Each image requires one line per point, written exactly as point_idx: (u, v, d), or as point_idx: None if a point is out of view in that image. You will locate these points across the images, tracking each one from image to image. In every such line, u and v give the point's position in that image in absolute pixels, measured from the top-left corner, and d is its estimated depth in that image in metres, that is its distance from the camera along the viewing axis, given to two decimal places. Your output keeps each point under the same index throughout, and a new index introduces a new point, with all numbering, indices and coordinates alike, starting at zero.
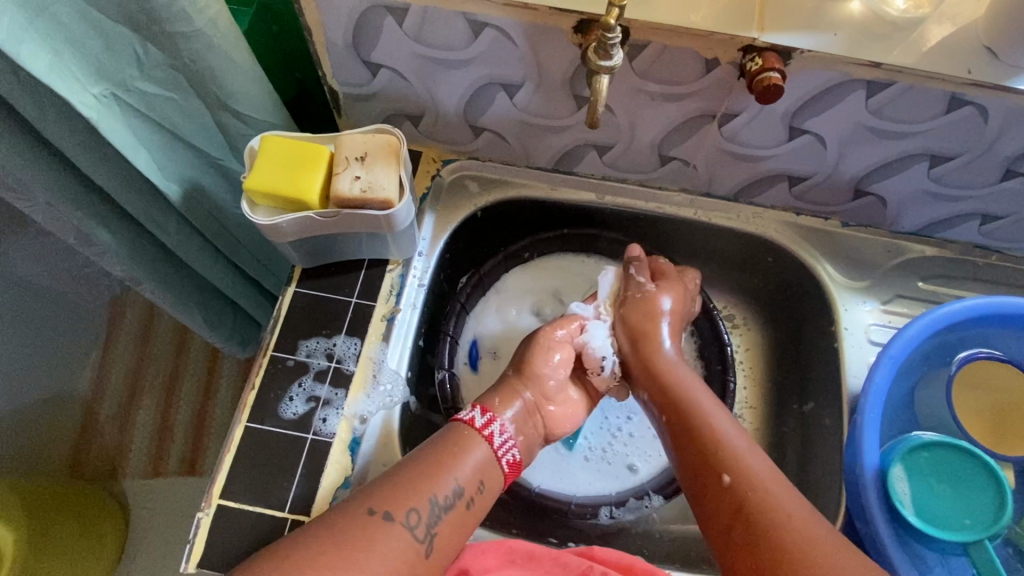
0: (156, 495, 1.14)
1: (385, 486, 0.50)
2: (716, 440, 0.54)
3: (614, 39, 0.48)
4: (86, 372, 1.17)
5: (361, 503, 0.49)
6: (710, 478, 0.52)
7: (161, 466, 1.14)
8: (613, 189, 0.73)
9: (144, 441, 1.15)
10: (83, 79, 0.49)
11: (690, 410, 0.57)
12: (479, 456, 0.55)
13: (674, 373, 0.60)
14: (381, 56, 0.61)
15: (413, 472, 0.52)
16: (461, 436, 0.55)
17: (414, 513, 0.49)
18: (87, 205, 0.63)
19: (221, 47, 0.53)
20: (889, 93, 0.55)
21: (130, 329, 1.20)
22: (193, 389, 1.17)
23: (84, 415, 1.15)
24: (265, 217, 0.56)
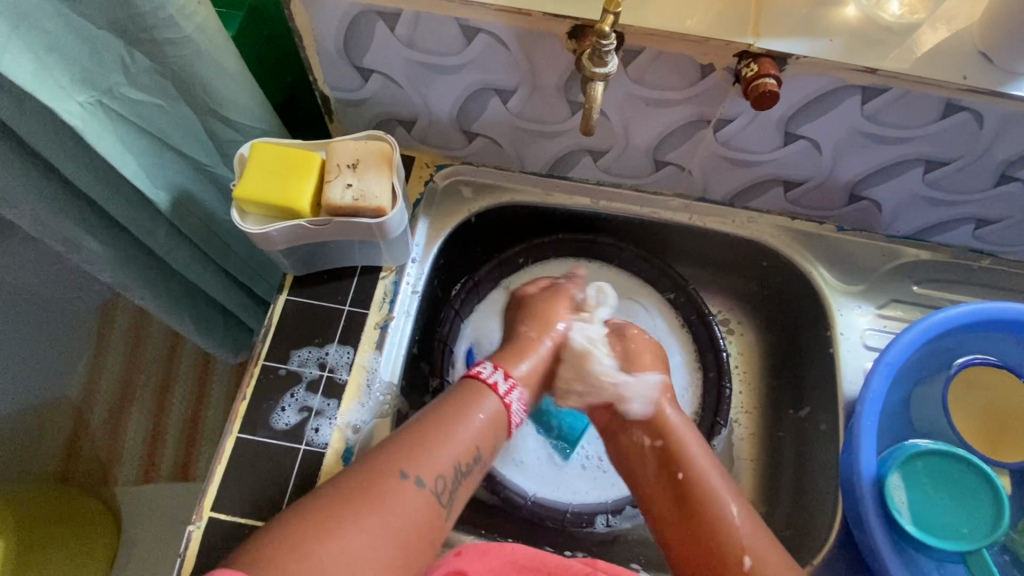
0: (146, 499, 1.12)
1: (411, 447, 0.51)
2: (719, 516, 0.55)
3: (609, 45, 0.47)
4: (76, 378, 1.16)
5: (393, 467, 0.50)
6: (726, 556, 0.53)
7: (152, 471, 1.13)
8: (607, 194, 0.73)
9: (135, 446, 1.14)
10: (69, 87, 0.48)
11: (703, 489, 0.56)
12: (494, 410, 0.56)
13: (684, 438, 0.59)
14: (373, 61, 0.60)
15: (438, 439, 0.52)
16: (481, 395, 0.56)
17: (440, 478, 0.51)
18: (73, 213, 0.61)
19: (209, 53, 0.52)
20: (884, 99, 0.55)
21: (122, 335, 1.19)
22: (186, 394, 1.16)
23: (74, 420, 1.15)
24: (255, 226, 0.56)
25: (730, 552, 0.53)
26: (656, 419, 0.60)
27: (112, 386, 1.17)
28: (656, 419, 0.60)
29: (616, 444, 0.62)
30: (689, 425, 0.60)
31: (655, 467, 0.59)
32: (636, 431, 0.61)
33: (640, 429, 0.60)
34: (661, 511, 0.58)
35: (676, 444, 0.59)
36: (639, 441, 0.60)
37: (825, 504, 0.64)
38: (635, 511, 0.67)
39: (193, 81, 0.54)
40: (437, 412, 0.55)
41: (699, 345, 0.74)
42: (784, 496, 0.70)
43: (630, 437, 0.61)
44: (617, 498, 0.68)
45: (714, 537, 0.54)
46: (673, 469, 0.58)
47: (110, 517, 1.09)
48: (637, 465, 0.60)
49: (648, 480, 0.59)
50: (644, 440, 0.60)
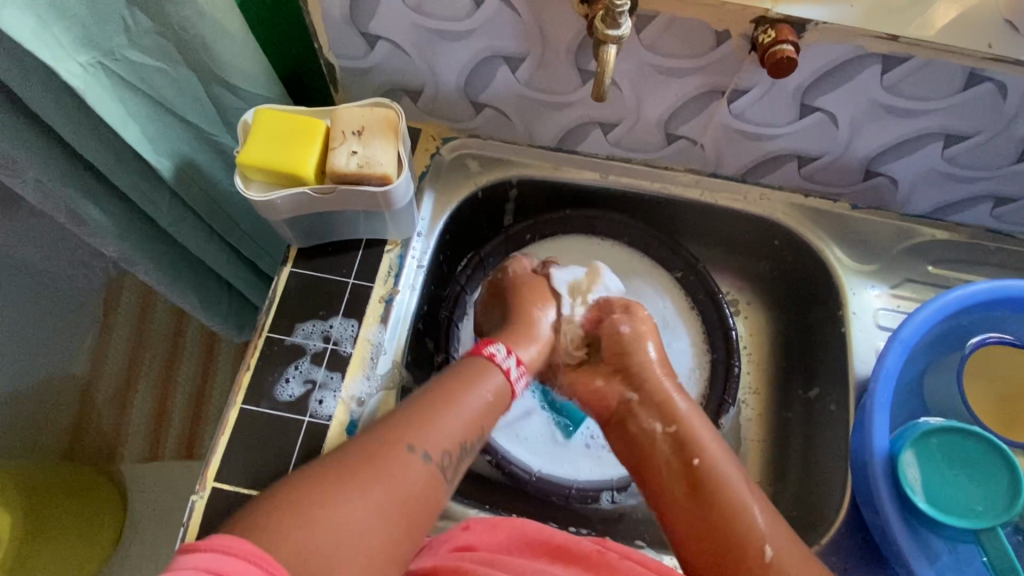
0: (150, 477, 1.17)
1: (418, 421, 0.51)
2: (741, 514, 0.53)
3: (623, 6, 0.45)
4: (84, 352, 1.21)
5: (399, 440, 0.49)
6: (746, 550, 0.51)
7: (158, 449, 1.19)
8: (617, 169, 0.71)
9: (142, 423, 1.20)
10: (69, 47, 0.47)
11: (717, 474, 0.55)
12: (500, 386, 0.57)
13: (695, 422, 0.58)
14: (379, 27, 0.59)
15: (441, 413, 0.52)
16: (487, 369, 0.57)
17: (446, 454, 0.50)
18: (77, 181, 0.61)
19: (213, 15, 0.51)
20: (904, 69, 0.53)
21: (127, 311, 1.25)
22: (190, 373, 1.23)
23: (81, 397, 1.21)
24: (259, 192, 0.55)
25: (749, 544, 0.52)
26: (666, 403, 0.59)
27: (118, 362, 1.23)
28: (666, 405, 0.59)
29: (622, 432, 0.60)
30: (699, 412, 0.59)
31: (668, 453, 0.57)
32: (647, 416, 0.59)
33: (650, 413, 0.59)
34: (674, 504, 0.55)
35: (688, 430, 0.57)
36: (648, 427, 0.59)
37: (833, 484, 0.63)
38: None
39: (197, 44, 0.53)
40: (441, 389, 0.54)
41: (708, 325, 0.73)
42: (792, 477, 0.69)
43: (641, 424, 0.59)
44: (621, 476, 0.66)
45: (732, 530, 0.52)
46: (689, 456, 0.56)
47: (117, 496, 1.13)
48: (647, 453, 0.58)
49: (659, 467, 0.57)
50: (654, 426, 0.58)
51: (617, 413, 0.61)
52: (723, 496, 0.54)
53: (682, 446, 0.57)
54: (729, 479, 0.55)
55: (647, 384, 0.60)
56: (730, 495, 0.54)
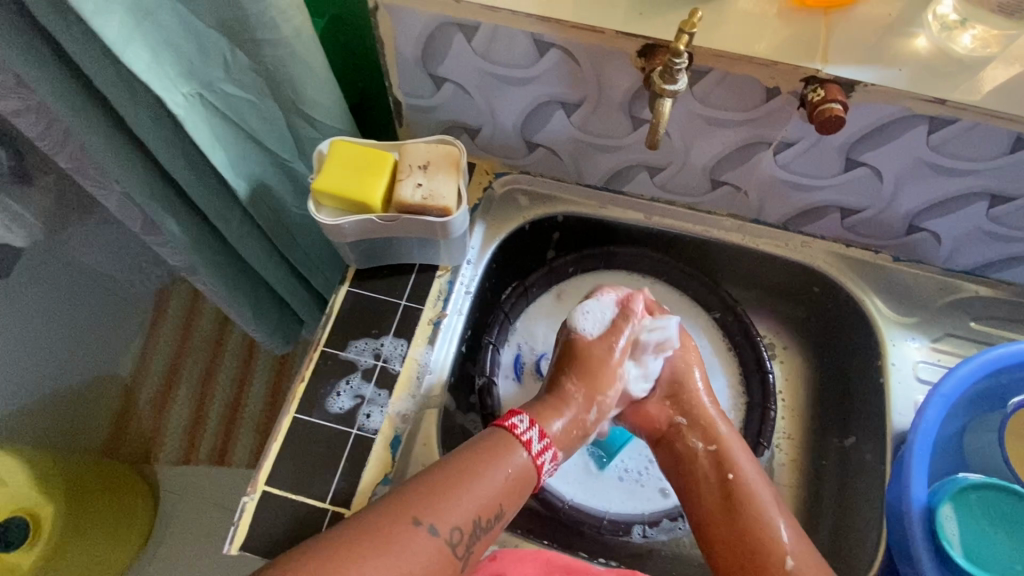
0: (184, 479, 1.32)
1: (431, 495, 0.51)
2: (767, 522, 0.56)
3: (682, 64, 0.48)
4: (129, 356, 1.38)
5: (410, 516, 0.50)
6: (768, 556, 0.54)
7: (191, 453, 1.32)
8: (660, 210, 0.74)
9: (177, 428, 1.34)
10: (175, 79, 0.52)
11: (749, 488, 0.58)
12: (522, 464, 0.56)
13: (735, 444, 0.61)
14: (447, 70, 0.63)
15: (460, 481, 0.53)
16: (512, 447, 0.56)
17: (455, 530, 0.51)
18: (162, 197, 0.66)
19: (302, 54, 0.56)
20: (949, 131, 0.55)
21: (173, 317, 1.41)
22: (227, 383, 1.37)
23: (125, 395, 1.36)
24: (329, 217, 0.59)
25: (772, 550, 0.54)
26: (709, 425, 0.62)
27: (160, 367, 1.38)
28: (710, 426, 0.62)
29: (670, 451, 0.63)
30: (739, 436, 0.62)
31: (706, 468, 0.60)
32: (692, 436, 0.62)
33: (694, 432, 0.62)
34: (708, 515, 0.58)
35: (726, 449, 0.60)
36: (691, 446, 0.62)
37: (867, 535, 0.63)
38: (672, 524, 0.66)
39: (284, 80, 0.57)
40: (460, 459, 0.54)
41: (745, 366, 0.74)
42: (825, 526, 0.69)
43: (686, 443, 0.62)
44: (652, 511, 0.67)
45: (758, 538, 0.55)
46: (724, 471, 0.59)
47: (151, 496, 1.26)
48: (688, 469, 0.61)
49: (698, 481, 0.60)
50: (697, 444, 0.62)
51: (665, 434, 0.64)
52: (751, 514, 0.56)
53: (720, 464, 0.60)
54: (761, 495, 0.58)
55: (695, 410, 0.63)
56: (759, 514, 0.56)
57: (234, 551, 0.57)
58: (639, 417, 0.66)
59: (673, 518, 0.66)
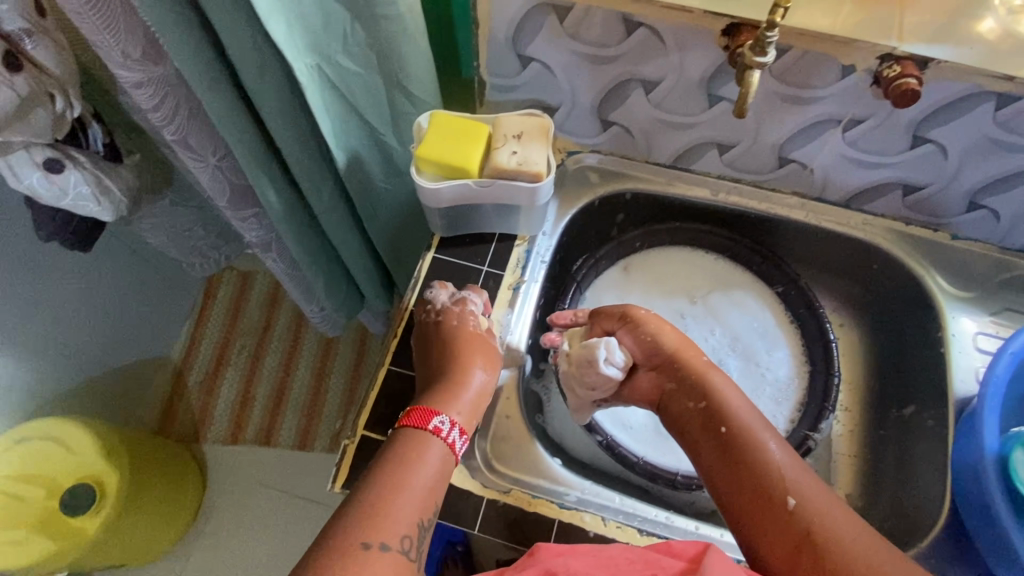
0: (231, 457, 1.37)
1: (367, 517, 0.49)
2: (763, 464, 0.55)
3: (773, 37, 0.52)
4: (180, 339, 1.46)
5: (354, 543, 0.48)
6: (771, 499, 0.53)
7: (238, 433, 1.38)
8: (727, 188, 0.77)
9: (225, 408, 1.41)
10: (303, 50, 0.57)
11: (745, 437, 0.56)
12: (442, 454, 0.56)
13: (725, 395, 0.59)
14: (536, 50, 0.68)
15: (392, 491, 0.51)
16: (424, 437, 0.56)
17: (404, 539, 0.50)
18: (265, 166, 0.72)
19: (412, 31, 0.61)
20: (1018, 106, 0.59)
21: (222, 303, 1.49)
22: (274, 367, 1.43)
23: (175, 379, 1.44)
24: (429, 181, 0.64)
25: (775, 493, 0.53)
26: (698, 381, 0.61)
27: (210, 349, 1.46)
28: (697, 382, 0.61)
29: (668, 415, 0.63)
30: (730, 385, 0.61)
31: (701, 425, 0.59)
32: (682, 397, 0.61)
33: (684, 393, 0.61)
34: (711, 470, 0.57)
35: (717, 402, 0.59)
36: (685, 407, 0.61)
37: (927, 497, 0.66)
38: None
39: (393, 55, 0.62)
40: (383, 476, 0.52)
41: (806, 338, 0.77)
42: (884, 491, 0.72)
43: (680, 406, 0.61)
44: None
45: (759, 481, 0.54)
46: (717, 425, 0.58)
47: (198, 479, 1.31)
48: (686, 429, 0.60)
49: (695, 439, 0.59)
50: (689, 404, 0.61)
51: (661, 399, 0.63)
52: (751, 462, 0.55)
53: (711, 417, 0.59)
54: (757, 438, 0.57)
55: (681, 367, 0.62)
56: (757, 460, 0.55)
57: (337, 490, 0.61)
58: (632, 393, 0.65)
59: None
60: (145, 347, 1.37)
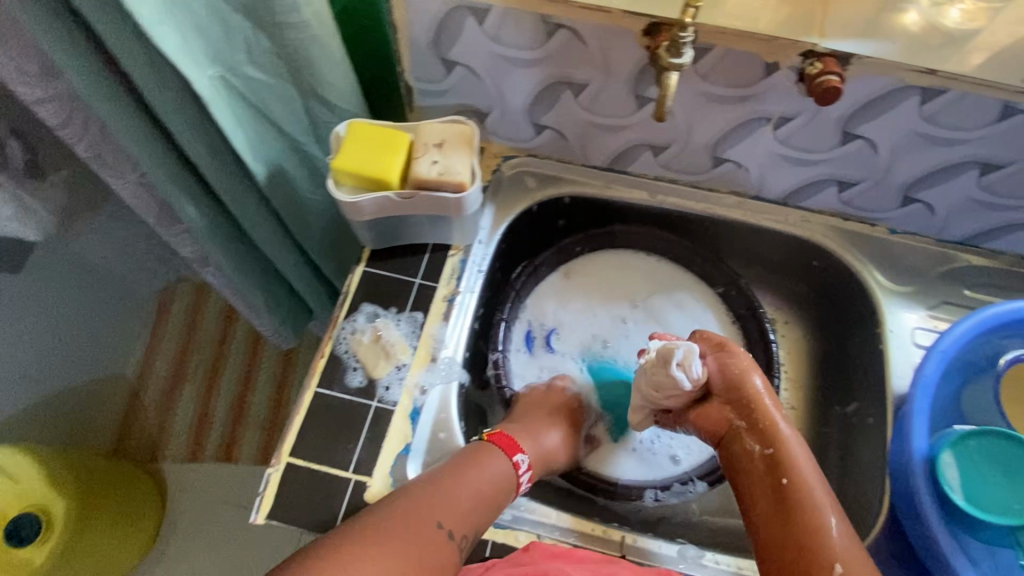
0: (192, 476, 1.32)
1: (446, 495, 0.56)
2: (817, 523, 0.54)
3: (687, 38, 0.51)
4: (132, 358, 1.37)
5: (431, 516, 0.54)
6: (817, 560, 0.53)
7: (198, 451, 1.33)
8: (665, 189, 0.76)
9: (184, 426, 1.35)
10: (202, 62, 0.54)
11: (807, 494, 0.56)
12: (505, 473, 0.61)
13: (795, 448, 0.59)
14: (458, 54, 0.66)
15: (467, 486, 0.57)
16: (496, 459, 0.62)
17: (464, 536, 0.56)
18: (182, 183, 0.68)
19: (321, 38, 0.58)
20: (942, 101, 0.58)
21: (177, 320, 1.41)
22: (233, 379, 1.38)
23: (130, 399, 1.36)
24: (347, 195, 0.61)
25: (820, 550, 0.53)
26: (769, 427, 0.61)
27: (165, 365, 1.38)
28: (769, 429, 0.60)
29: (726, 452, 0.63)
30: (801, 440, 0.60)
31: (762, 471, 0.59)
32: (749, 439, 0.61)
33: (753, 436, 0.61)
34: (760, 514, 0.58)
35: (785, 453, 0.59)
36: (748, 449, 0.61)
37: (872, 496, 0.65)
38: (683, 488, 0.70)
39: (304, 63, 0.60)
40: (457, 470, 0.59)
41: (749, 338, 0.76)
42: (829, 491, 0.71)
43: (743, 446, 0.61)
44: (664, 476, 0.71)
45: (808, 541, 0.54)
46: (779, 477, 0.58)
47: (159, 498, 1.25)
48: (744, 472, 0.61)
49: (752, 481, 0.59)
50: (754, 447, 0.60)
51: (725, 435, 0.63)
52: (803, 518, 0.55)
53: (774, 466, 0.59)
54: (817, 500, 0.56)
55: (756, 412, 0.61)
56: (810, 517, 0.55)
57: (261, 520, 0.59)
58: (699, 418, 0.65)
59: (684, 482, 0.70)
60: (94, 369, 1.31)
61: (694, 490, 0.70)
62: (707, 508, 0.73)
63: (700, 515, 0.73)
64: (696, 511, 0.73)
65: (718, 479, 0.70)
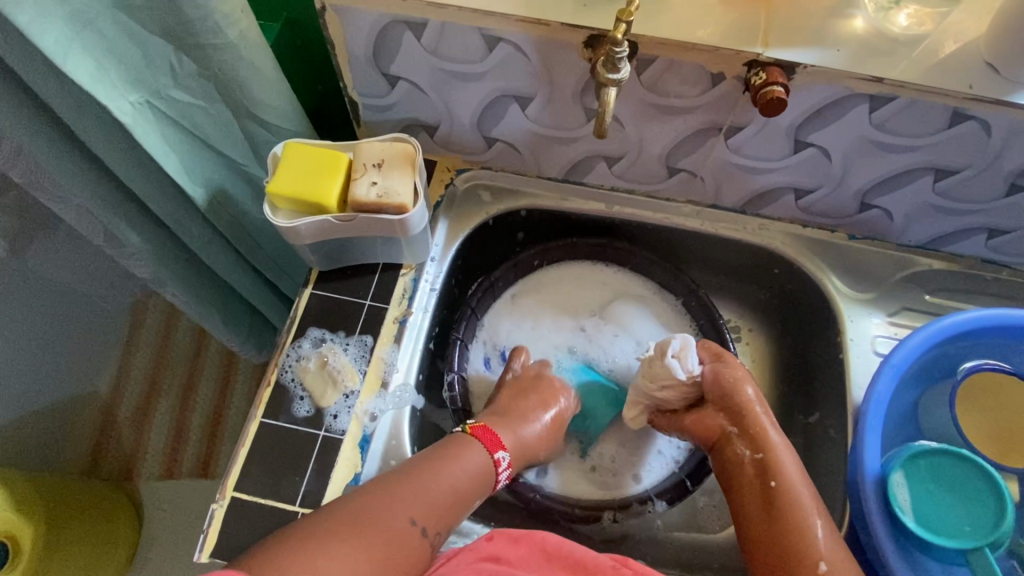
0: (168, 496, 1.23)
1: (419, 490, 0.53)
2: (804, 525, 0.54)
3: (622, 53, 0.50)
4: (106, 372, 1.25)
5: (404, 510, 0.51)
6: (803, 559, 0.52)
7: (174, 468, 1.23)
8: (621, 200, 0.75)
9: (159, 441, 1.24)
10: (121, 87, 0.52)
11: (795, 498, 0.55)
12: (482, 464, 0.59)
13: (785, 453, 0.58)
14: (399, 68, 0.64)
15: (445, 481, 0.55)
16: (475, 455, 0.59)
17: (437, 533, 0.53)
18: (119, 208, 0.66)
19: (249, 59, 0.56)
20: (892, 108, 0.56)
21: (150, 334, 1.28)
22: (210, 393, 1.26)
23: (104, 414, 1.24)
24: (285, 220, 0.59)
25: (805, 553, 0.52)
26: (760, 432, 0.60)
27: (139, 380, 1.27)
28: (760, 434, 0.59)
29: (717, 457, 0.62)
30: (790, 446, 0.59)
31: (751, 476, 0.58)
32: (740, 443, 0.60)
33: (744, 441, 0.60)
34: (748, 515, 0.57)
35: (775, 458, 0.58)
36: (739, 453, 0.60)
37: (834, 510, 0.64)
38: (642, 508, 0.68)
39: (234, 84, 0.57)
40: (430, 462, 0.56)
41: None
42: None
43: (733, 450, 0.60)
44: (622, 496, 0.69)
45: (796, 542, 0.53)
46: (768, 479, 0.57)
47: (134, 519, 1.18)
48: (733, 475, 0.60)
49: (741, 483, 0.58)
50: (744, 452, 0.60)
51: (715, 440, 0.62)
52: (791, 519, 0.54)
53: (765, 469, 0.58)
54: (805, 502, 0.56)
55: (748, 418, 0.60)
56: (797, 519, 0.54)
57: (205, 559, 0.57)
58: (694, 423, 0.64)
59: (642, 502, 0.68)
60: None
61: (653, 509, 0.68)
62: (670, 525, 0.72)
63: (664, 531, 0.71)
64: (660, 527, 0.71)
65: (677, 498, 0.68)
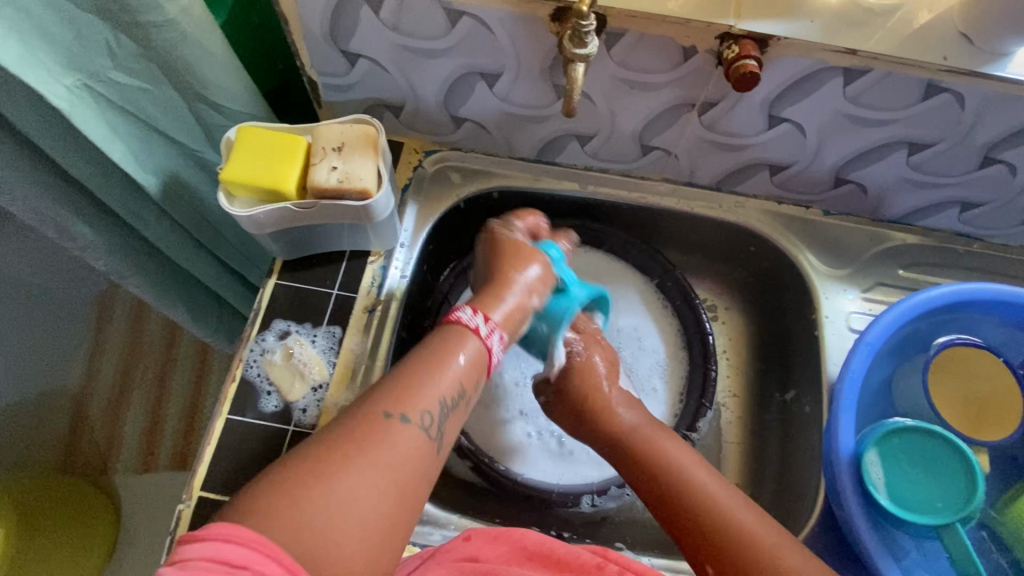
0: (145, 491, 1.14)
1: (395, 389, 0.46)
2: (725, 521, 0.51)
3: (589, 26, 0.47)
4: (74, 368, 1.17)
5: (381, 413, 0.44)
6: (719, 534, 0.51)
7: (150, 460, 1.14)
8: (595, 179, 0.73)
9: (135, 433, 1.16)
10: (54, 70, 0.48)
11: (703, 498, 0.53)
12: (474, 349, 0.51)
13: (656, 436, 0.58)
14: (359, 45, 0.60)
15: (427, 380, 0.47)
16: (463, 338, 0.51)
17: (426, 415, 0.46)
18: (67, 200, 0.62)
19: (195, 36, 0.53)
20: (865, 80, 0.55)
21: (119, 328, 1.19)
22: (183, 386, 1.18)
23: (74, 408, 1.16)
24: (242, 209, 0.56)
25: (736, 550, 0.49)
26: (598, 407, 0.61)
27: (111, 372, 1.19)
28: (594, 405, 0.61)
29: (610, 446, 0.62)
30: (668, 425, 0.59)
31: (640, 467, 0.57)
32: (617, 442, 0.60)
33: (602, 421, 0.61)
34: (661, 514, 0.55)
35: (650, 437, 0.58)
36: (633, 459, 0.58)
37: (810, 487, 0.65)
38: (619, 491, 0.69)
39: (179, 63, 0.54)
40: (407, 364, 0.48)
41: (685, 329, 0.75)
42: (769, 480, 0.71)
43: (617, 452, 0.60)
44: (601, 479, 0.69)
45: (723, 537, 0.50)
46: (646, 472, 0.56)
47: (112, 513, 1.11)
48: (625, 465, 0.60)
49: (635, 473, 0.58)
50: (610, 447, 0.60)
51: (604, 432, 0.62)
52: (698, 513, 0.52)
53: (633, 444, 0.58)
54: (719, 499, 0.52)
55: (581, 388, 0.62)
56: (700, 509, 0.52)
57: None
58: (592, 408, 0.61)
59: (621, 485, 0.69)
60: None
61: (632, 492, 0.69)
62: None
63: (644, 512, 0.71)
64: (640, 508, 0.71)
65: None
